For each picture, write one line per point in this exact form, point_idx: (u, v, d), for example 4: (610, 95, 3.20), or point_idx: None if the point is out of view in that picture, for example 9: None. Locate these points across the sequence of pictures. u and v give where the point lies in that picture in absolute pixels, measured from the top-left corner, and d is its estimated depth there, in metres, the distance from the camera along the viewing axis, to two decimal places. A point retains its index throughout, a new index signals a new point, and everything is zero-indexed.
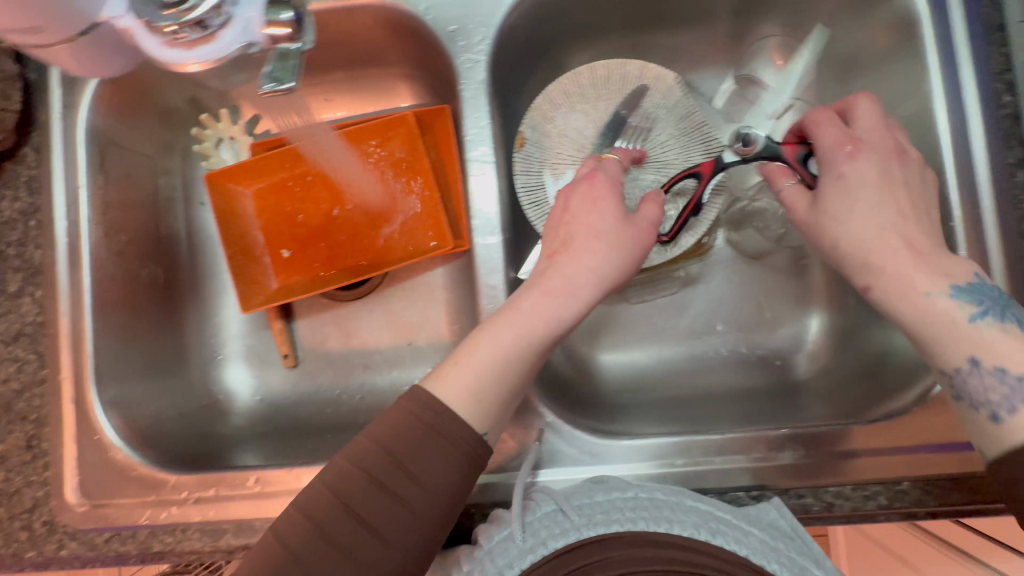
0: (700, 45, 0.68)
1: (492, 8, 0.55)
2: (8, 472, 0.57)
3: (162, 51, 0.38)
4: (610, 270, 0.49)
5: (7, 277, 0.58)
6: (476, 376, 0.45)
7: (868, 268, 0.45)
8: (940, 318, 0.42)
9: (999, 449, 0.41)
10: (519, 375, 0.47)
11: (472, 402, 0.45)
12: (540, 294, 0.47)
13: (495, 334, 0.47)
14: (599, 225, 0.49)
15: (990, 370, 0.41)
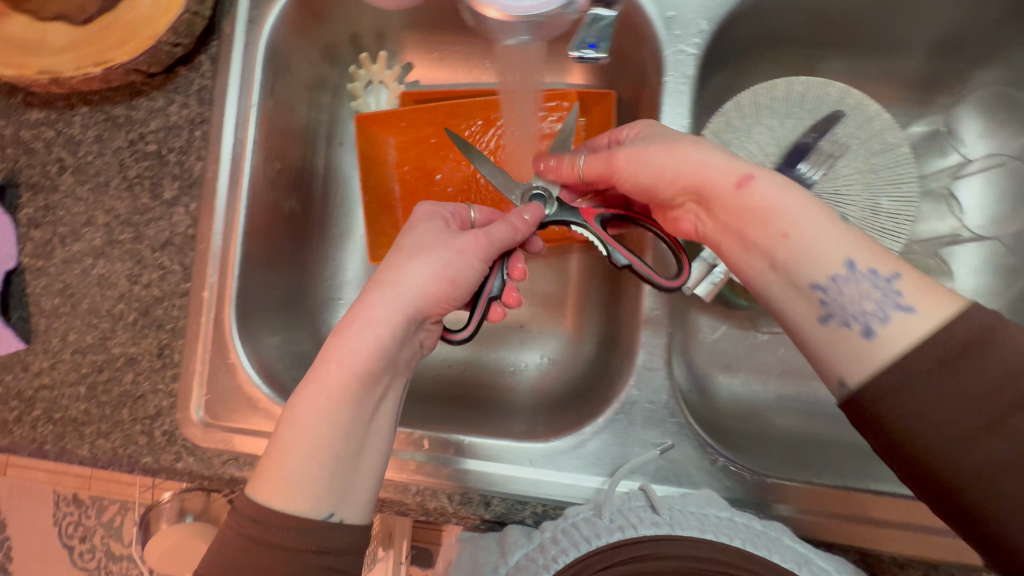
0: (896, 80, 0.63)
1: (713, 3, 0.52)
2: (137, 376, 0.57)
3: None
4: (431, 285, 0.46)
5: (164, 183, 0.58)
6: (291, 456, 0.40)
7: (773, 217, 0.41)
8: (820, 212, 0.40)
9: (865, 367, 0.37)
10: (337, 435, 0.41)
11: (305, 488, 0.39)
12: (348, 343, 0.43)
13: (291, 417, 0.41)
14: (419, 241, 0.48)
15: (863, 273, 0.38)
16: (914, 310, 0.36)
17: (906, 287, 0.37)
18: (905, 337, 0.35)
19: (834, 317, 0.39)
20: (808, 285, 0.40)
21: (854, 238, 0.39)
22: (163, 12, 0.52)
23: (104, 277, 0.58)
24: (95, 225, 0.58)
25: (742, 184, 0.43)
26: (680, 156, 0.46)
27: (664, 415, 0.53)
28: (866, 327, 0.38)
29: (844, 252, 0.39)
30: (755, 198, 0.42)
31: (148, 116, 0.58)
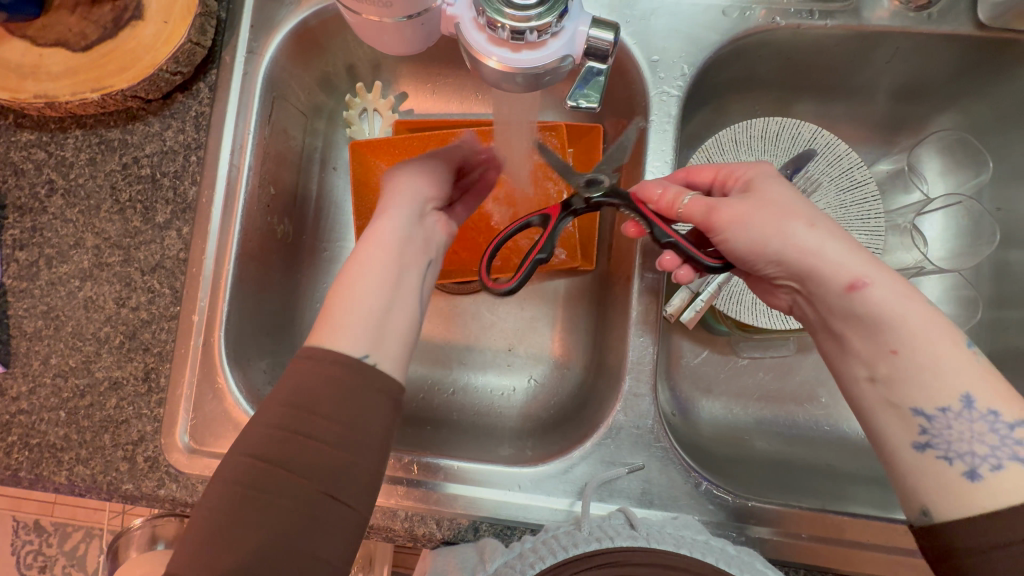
0: (863, 121, 0.68)
1: (694, 49, 0.56)
2: (120, 400, 0.56)
3: (468, 30, 0.31)
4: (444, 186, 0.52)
5: (156, 207, 0.58)
6: (337, 314, 0.41)
7: (885, 330, 0.39)
8: (936, 329, 0.38)
9: (956, 507, 0.36)
10: (373, 296, 0.43)
11: (349, 335, 0.40)
12: (372, 234, 0.46)
13: (337, 289, 0.43)
14: (433, 167, 0.52)
15: (982, 413, 0.37)
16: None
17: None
18: (1018, 490, 0.35)
19: (928, 447, 0.38)
20: (907, 408, 0.39)
21: (981, 374, 0.37)
22: (164, 41, 0.54)
23: (91, 299, 0.58)
24: (83, 247, 0.58)
25: (847, 276, 0.41)
26: (788, 238, 0.43)
27: (650, 441, 0.54)
28: (972, 468, 0.37)
29: (963, 385, 0.37)
30: (869, 308, 0.40)
31: (143, 140, 0.58)
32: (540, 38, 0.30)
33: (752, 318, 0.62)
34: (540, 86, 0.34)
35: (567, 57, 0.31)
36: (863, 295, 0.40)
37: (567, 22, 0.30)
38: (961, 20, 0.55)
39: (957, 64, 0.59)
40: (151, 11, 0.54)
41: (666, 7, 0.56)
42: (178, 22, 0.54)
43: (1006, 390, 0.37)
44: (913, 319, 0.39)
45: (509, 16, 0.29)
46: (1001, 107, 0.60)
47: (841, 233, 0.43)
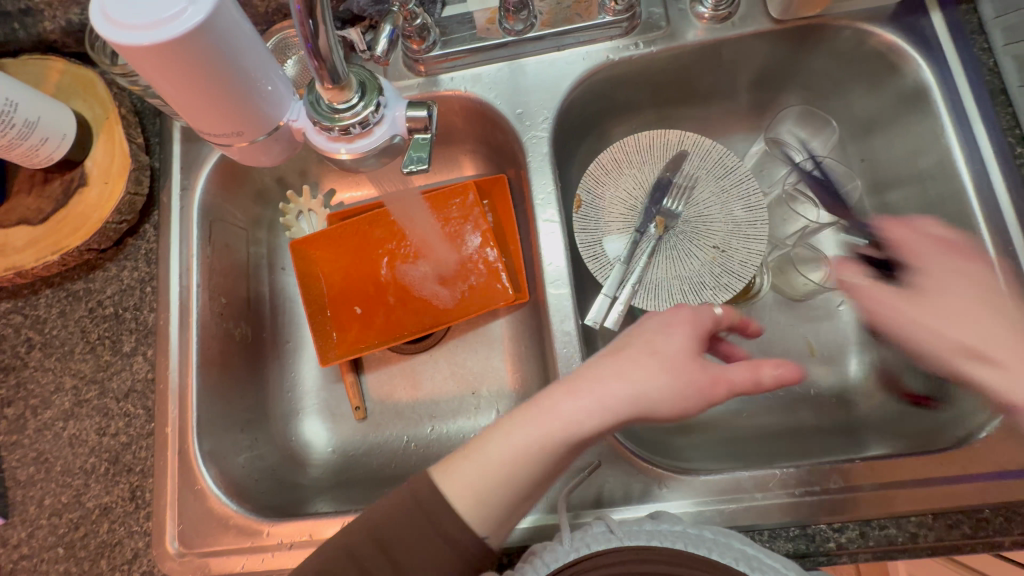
0: (728, 116, 0.76)
1: (553, 95, 0.65)
2: (112, 524, 0.60)
3: (312, 136, 0.38)
4: (661, 394, 0.44)
5: (123, 338, 0.65)
6: (490, 455, 0.44)
7: None
8: None
9: None
10: (516, 480, 0.43)
11: (588, 412, 0.43)
12: (599, 372, 0.44)
13: (500, 446, 0.44)
14: (664, 347, 0.45)
15: None
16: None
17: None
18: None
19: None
20: None
21: None
22: (107, 198, 0.63)
23: (75, 436, 0.63)
24: (63, 389, 0.64)
25: None
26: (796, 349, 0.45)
27: (596, 442, 0.57)
28: None
29: None
30: None
31: (104, 285, 0.66)
32: (366, 128, 0.37)
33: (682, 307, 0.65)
34: (382, 162, 0.41)
35: (393, 136, 0.39)
36: None
37: (385, 111, 0.38)
38: (762, 18, 0.64)
39: (779, 52, 0.67)
40: (92, 176, 0.64)
41: (521, 69, 0.66)
42: (117, 179, 0.63)
43: None
44: None
45: (334, 119, 0.36)
46: (829, 75, 0.68)
47: None
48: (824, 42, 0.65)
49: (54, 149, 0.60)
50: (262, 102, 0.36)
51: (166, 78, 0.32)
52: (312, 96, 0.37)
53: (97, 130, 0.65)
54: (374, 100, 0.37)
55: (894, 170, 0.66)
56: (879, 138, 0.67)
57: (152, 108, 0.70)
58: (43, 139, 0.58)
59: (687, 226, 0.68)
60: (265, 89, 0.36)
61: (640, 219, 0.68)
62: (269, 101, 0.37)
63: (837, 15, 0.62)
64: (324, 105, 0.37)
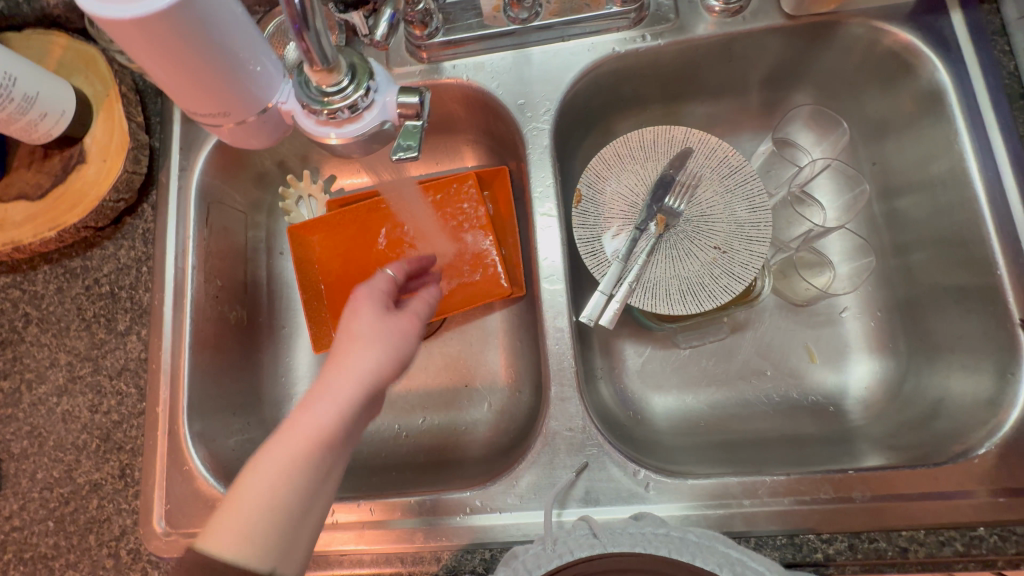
0: (737, 114, 0.74)
1: (556, 86, 0.64)
2: (101, 500, 0.61)
3: (300, 118, 0.38)
4: (380, 371, 0.48)
5: (118, 317, 0.65)
6: (251, 489, 0.40)
7: None
8: None
9: None
10: (295, 492, 0.41)
11: (325, 407, 0.44)
12: (345, 363, 0.47)
13: (263, 467, 0.41)
14: (362, 327, 0.50)
15: None
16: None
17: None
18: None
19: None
20: None
21: None
22: (105, 176, 0.63)
23: (68, 412, 0.63)
24: (58, 365, 0.65)
25: None
26: None
27: (585, 440, 0.56)
28: None
29: None
30: None
31: (101, 263, 0.66)
32: (355, 113, 0.37)
33: (680, 308, 0.64)
34: (372, 149, 0.40)
35: (383, 122, 0.38)
36: None
37: (376, 96, 0.37)
38: (776, 13, 0.62)
39: (792, 49, 0.65)
40: (91, 154, 0.63)
41: (524, 59, 0.65)
42: (115, 158, 0.63)
43: None
44: None
45: (322, 103, 0.36)
46: (842, 75, 0.66)
47: None
48: (839, 40, 0.63)
49: (53, 126, 0.60)
50: (249, 82, 0.36)
51: (150, 55, 0.32)
52: (301, 77, 0.37)
53: (97, 108, 0.64)
54: (364, 85, 0.36)
55: (905, 175, 0.64)
56: (892, 141, 0.65)
57: (154, 87, 0.70)
58: (42, 114, 0.58)
59: (688, 225, 0.66)
60: (253, 70, 0.36)
61: (641, 216, 0.67)
62: (257, 82, 0.36)
63: (853, 13, 0.60)
64: (313, 87, 0.36)
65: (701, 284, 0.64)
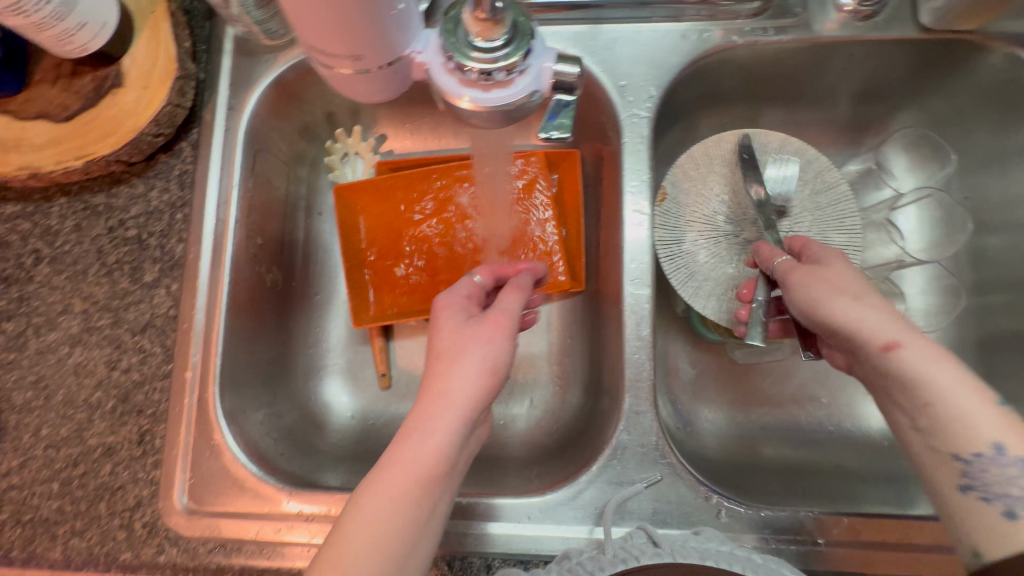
0: (828, 127, 0.70)
1: (660, 71, 0.58)
2: (115, 466, 0.55)
3: (438, 75, 0.32)
4: (479, 381, 0.44)
5: (144, 266, 0.58)
6: (349, 542, 0.37)
7: (914, 385, 0.41)
8: (967, 390, 0.40)
9: (1004, 546, 0.37)
10: (399, 534, 0.38)
11: (429, 430, 0.41)
12: (448, 374, 0.44)
13: (356, 511, 0.38)
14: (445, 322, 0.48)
15: (1014, 459, 0.38)
16: (1003, 441, 0.38)
17: (1011, 442, 0.38)
18: (980, 440, 0.39)
19: (968, 488, 0.39)
20: (964, 450, 0.39)
21: (977, 397, 0.40)
22: (145, 106, 0.55)
23: (81, 365, 0.57)
24: (72, 312, 0.58)
25: (882, 338, 0.43)
26: (834, 312, 0.46)
27: (655, 457, 0.53)
28: (1008, 508, 0.38)
29: (990, 436, 0.39)
30: (906, 372, 0.41)
31: (128, 203, 0.59)
32: (505, 79, 0.31)
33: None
34: (507, 122, 0.35)
35: (533, 93, 0.32)
36: (899, 356, 0.42)
37: (531, 61, 0.31)
38: (907, 26, 0.57)
39: (908, 66, 0.61)
40: (129, 77, 0.55)
41: (627, 36, 0.59)
42: (158, 86, 0.55)
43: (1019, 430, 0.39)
44: (946, 380, 0.40)
45: (472, 61, 0.30)
46: (953, 102, 0.63)
47: (882, 305, 0.46)
48: (964, 63, 0.59)
49: (91, 39, 0.51)
50: (390, 23, 0.30)
51: None
52: (449, 26, 0.31)
53: (140, 25, 0.56)
54: (522, 46, 0.30)
55: (1001, 216, 0.62)
56: (993, 178, 0.62)
57: (203, 10, 0.62)
58: (81, 24, 0.50)
59: None
60: (397, 9, 0.30)
61: (725, 224, 0.63)
62: (396, 24, 0.30)
63: (990, 36, 0.56)
64: (463, 40, 0.30)
65: None
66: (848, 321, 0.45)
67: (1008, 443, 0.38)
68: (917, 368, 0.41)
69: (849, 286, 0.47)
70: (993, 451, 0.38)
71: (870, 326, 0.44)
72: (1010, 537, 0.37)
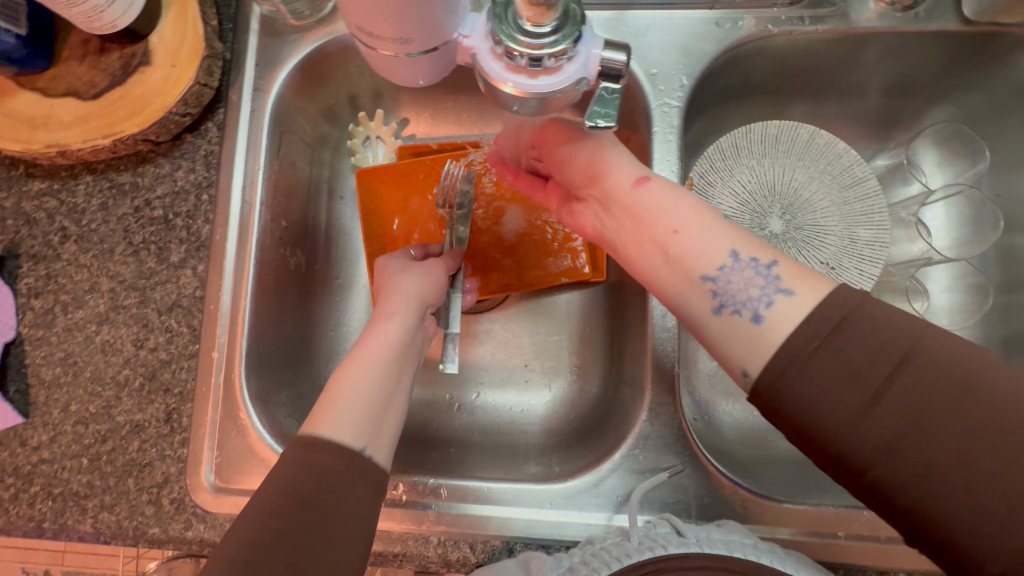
0: (859, 120, 0.69)
1: (693, 59, 0.57)
2: (143, 443, 0.56)
3: (485, 60, 0.31)
4: (424, 288, 0.52)
5: (170, 246, 0.58)
6: (343, 406, 0.41)
7: (663, 214, 0.42)
8: (724, 229, 0.41)
9: (761, 355, 0.36)
10: (373, 386, 0.43)
11: (393, 311, 0.48)
12: (389, 320, 0.48)
13: (344, 374, 0.43)
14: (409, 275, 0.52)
15: (747, 261, 0.39)
16: (793, 291, 0.37)
17: (784, 272, 0.38)
18: (789, 318, 0.36)
19: (723, 306, 0.39)
20: (712, 265, 0.40)
21: (740, 234, 0.41)
22: (173, 85, 0.55)
23: (109, 343, 0.58)
24: (99, 291, 0.58)
25: (632, 175, 0.44)
26: (592, 160, 0.46)
27: (676, 448, 0.54)
28: (755, 311, 0.38)
29: (727, 243, 0.40)
30: (686, 244, 0.40)
31: (154, 183, 0.59)
32: (553, 66, 0.30)
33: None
34: (549, 110, 0.34)
35: (579, 81, 0.32)
36: (679, 240, 0.41)
37: (579, 48, 0.31)
38: (948, 17, 0.56)
39: (946, 59, 0.60)
40: (157, 56, 0.55)
41: (660, 22, 0.58)
42: (185, 65, 0.55)
43: (813, 276, 0.38)
44: (687, 210, 0.42)
45: (521, 47, 0.29)
46: (990, 97, 0.61)
47: (672, 182, 0.43)
48: (1004, 57, 0.58)
49: (120, 15, 0.51)
50: (438, 7, 0.29)
51: None
52: (499, 10, 0.30)
53: (168, 2, 0.55)
54: (572, 33, 0.30)
55: None
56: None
57: None
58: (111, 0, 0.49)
59: (800, 234, 0.62)
60: None
61: (751, 217, 0.62)
62: (445, 8, 0.30)
63: None
64: (512, 24, 0.29)
65: None
66: (636, 200, 0.43)
67: (777, 265, 0.39)
68: (691, 249, 0.40)
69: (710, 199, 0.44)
70: (745, 265, 0.39)
71: (686, 208, 0.42)
72: (759, 337, 0.37)
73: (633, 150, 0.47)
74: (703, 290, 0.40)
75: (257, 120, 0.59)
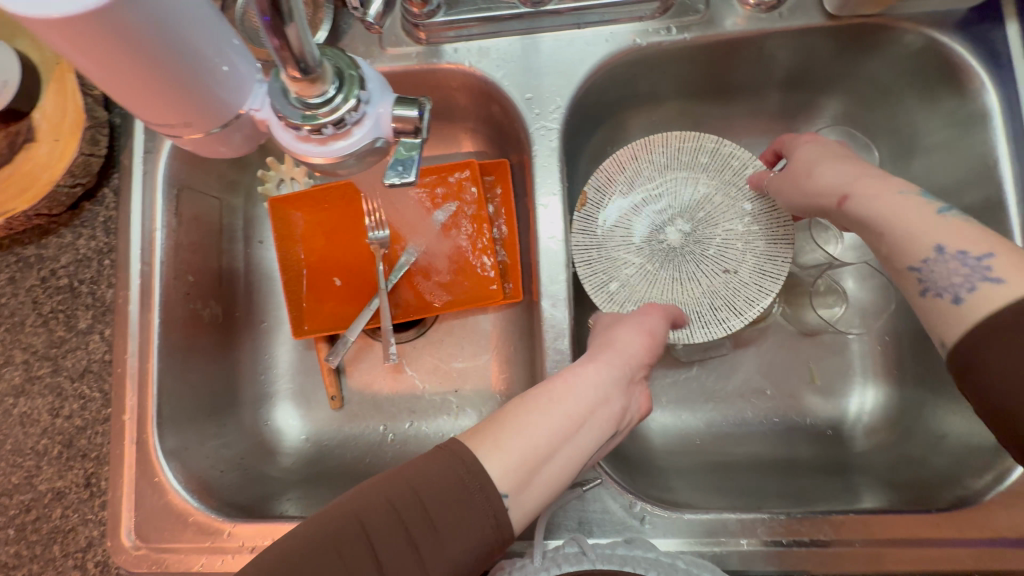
0: (758, 117, 0.69)
1: (568, 79, 0.58)
2: (65, 510, 0.57)
3: (277, 132, 0.32)
4: (632, 346, 0.51)
5: (78, 314, 0.60)
6: (513, 445, 0.41)
7: (862, 204, 0.46)
8: (917, 217, 0.43)
9: (957, 328, 0.38)
10: (546, 432, 0.42)
11: (580, 377, 0.46)
12: (570, 389, 0.45)
13: (524, 414, 0.43)
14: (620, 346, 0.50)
15: (953, 254, 0.40)
16: (1005, 281, 0.37)
17: (1000, 264, 0.38)
18: (996, 301, 0.37)
19: (928, 291, 0.41)
20: (929, 246, 0.42)
21: (960, 229, 0.41)
22: (59, 158, 0.56)
23: (26, 415, 0.59)
24: (14, 364, 0.60)
25: (833, 198, 0.48)
26: (801, 185, 0.52)
27: (582, 468, 0.54)
28: (955, 295, 0.39)
29: (932, 239, 0.42)
30: (859, 211, 0.46)
31: (57, 253, 0.61)
32: (339, 128, 0.31)
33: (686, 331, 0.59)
34: (358, 165, 0.35)
35: (375, 139, 0.32)
36: (850, 205, 0.47)
37: (366, 108, 0.32)
38: (812, 13, 0.56)
39: (824, 51, 0.60)
40: (41, 131, 0.56)
41: (531, 46, 0.59)
42: (69, 137, 0.56)
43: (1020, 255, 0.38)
44: (870, 196, 0.46)
45: (301, 115, 0.30)
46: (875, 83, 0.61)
47: (879, 177, 0.47)
48: (878, 46, 0.58)
49: None
50: (213, 86, 0.30)
51: (88, 58, 0.26)
52: (279, 85, 0.31)
53: (46, 77, 0.56)
54: (351, 95, 0.31)
55: None
56: (920, 157, 0.61)
57: None
58: None
59: (700, 244, 0.61)
60: (219, 71, 0.30)
61: (649, 230, 0.62)
62: (225, 86, 0.31)
63: (898, 17, 0.55)
64: (290, 95, 0.31)
65: (705, 309, 0.60)
66: (807, 185, 0.51)
67: (994, 258, 0.39)
68: (898, 245, 0.43)
69: (846, 157, 0.51)
70: (953, 258, 0.40)
71: (891, 204, 0.44)
72: (960, 319, 0.38)
73: (836, 151, 0.52)
74: (909, 278, 0.43)
75: (151, 181, 0.60)
